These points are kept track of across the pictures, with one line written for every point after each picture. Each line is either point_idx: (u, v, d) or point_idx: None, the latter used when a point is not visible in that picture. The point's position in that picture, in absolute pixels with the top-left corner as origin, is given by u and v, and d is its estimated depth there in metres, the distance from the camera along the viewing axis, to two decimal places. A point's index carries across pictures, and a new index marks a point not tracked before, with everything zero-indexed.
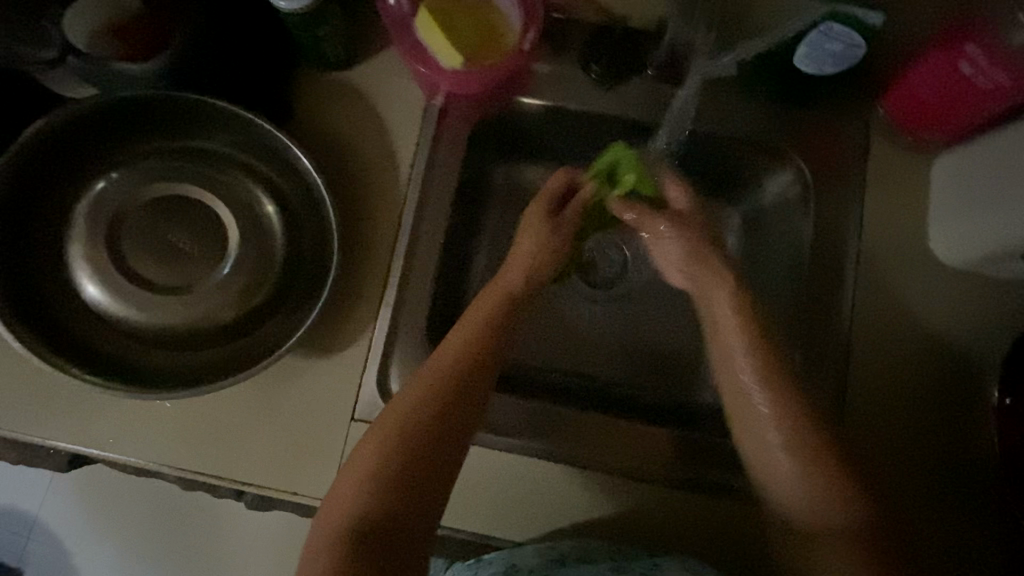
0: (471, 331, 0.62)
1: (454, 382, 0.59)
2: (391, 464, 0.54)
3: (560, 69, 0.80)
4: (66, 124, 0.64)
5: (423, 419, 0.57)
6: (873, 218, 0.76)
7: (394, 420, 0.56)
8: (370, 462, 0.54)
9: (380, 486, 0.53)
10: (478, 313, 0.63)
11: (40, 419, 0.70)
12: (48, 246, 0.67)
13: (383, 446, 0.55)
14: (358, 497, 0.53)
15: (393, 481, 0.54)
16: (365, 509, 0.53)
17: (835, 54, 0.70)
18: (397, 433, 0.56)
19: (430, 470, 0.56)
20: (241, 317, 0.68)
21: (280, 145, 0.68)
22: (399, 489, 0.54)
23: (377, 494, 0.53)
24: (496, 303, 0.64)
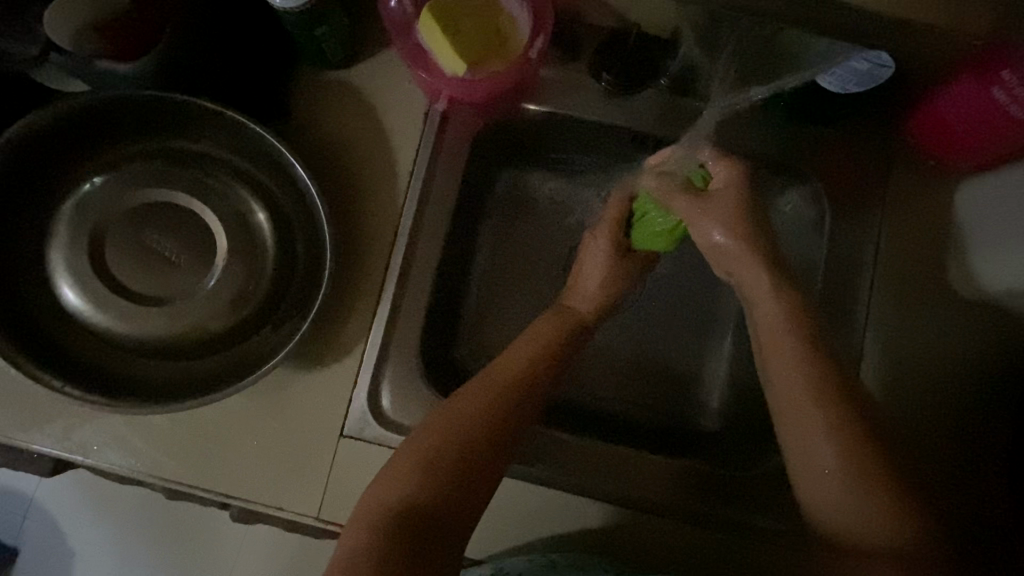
0: (519, 359, 0.65)
1: (508, 395, 0.62)
2: (440, 461, 0.58)
3: (568, 75, 0.76)
4: (49, 123, 0.61)
5: (467, 432, 0.59)
6: (888, 245, 0.73)
7: (447, 421, 0.60)
8: (421, 454, 0.58)
9: (425, 476, 0.57)
10: (531, 343, 0.67)
11: (22, 423, 0.69)
12: (30, 248, 0.64)
13: (433, 439, 0.58)
14: (407, 483, 0.56)
15: (439, 477, 0.57)
16: (410, 492, 0.56)
17: (859, 73, 0.65)
18: (449, 434, 0.59)
19: (473, 476, 0.58)
20: (231, 328, 0.66)
21: (274, 150, 0.65)
22: (442, 484, 0.57)
23: (422, 485, 0.56)
24: (545, 334, 0.68)
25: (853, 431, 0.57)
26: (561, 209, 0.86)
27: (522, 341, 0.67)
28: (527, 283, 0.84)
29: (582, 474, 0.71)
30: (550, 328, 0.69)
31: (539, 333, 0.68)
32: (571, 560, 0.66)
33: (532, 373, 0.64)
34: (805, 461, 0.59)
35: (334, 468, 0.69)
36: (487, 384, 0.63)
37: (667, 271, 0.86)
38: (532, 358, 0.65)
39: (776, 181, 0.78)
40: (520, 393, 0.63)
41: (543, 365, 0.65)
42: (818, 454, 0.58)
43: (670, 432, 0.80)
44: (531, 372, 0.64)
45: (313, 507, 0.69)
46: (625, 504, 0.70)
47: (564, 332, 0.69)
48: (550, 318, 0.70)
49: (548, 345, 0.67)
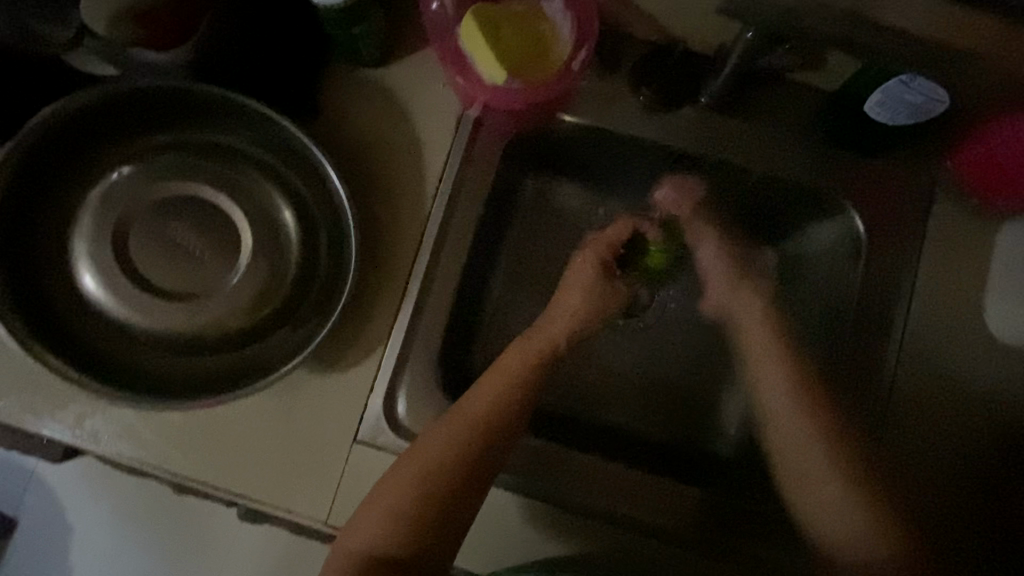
0: (483, 399, 0.64)
1: (468, 439, 0.62)
2: (403, 515, 0.59)
3: (607, 86, 0.74)
4: (80, 108, 0.60)
5: (433, 479, 0.60)
6: (923, 282, 0.71)
7: (412, 473, 0.60)
8: (386, 507, 0.59)
9: (396, 529, 0.59)
10: (491, 384, 0.66)
11: (35, 408, 0.68)
12: (53, 233, 0.63)
13: (399, 494, 0.60)
14: (369, 539, 0.59)
15: (404, 526, 0.59)
16: (382, 545, 0.58)
17: (910, 106, 0.65)
18: (404, 490, 0.60)
19: (441, 522, 0.60)
20: (251, 328, 0.65)
21: (305, 149, 0.64)
22: (409, 533, 0.59)
23: (391, 536, 0.59)
24: (509, 374, 0.66)
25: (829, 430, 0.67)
26: (588, 222, 0.84)
27: (486, 378, 0.66)
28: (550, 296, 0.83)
29: (592, 497, 0.69)
30: (520, 359, 0.68)
31: (500, 374, 0.66)
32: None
33: (494, 412, 0.64)
34: (802, 462, 0.67)
35: (345, 473, 0.68)
36: (445, 432, 0.63)
37: (691, 291, 0.84)
38: (494, 399, 0.65)
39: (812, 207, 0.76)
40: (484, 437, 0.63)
41: (507, 401, 0.65)
42: (825, 494, 0.66)
43: (685, 457, 0.79)
44: (495, 414, 0.64)
45: (322, 512, 0.68)
46: (635, 526, 0.69)
47: (532, 366, 0.68)
48: (520, 350, 0.69)
49: (513, 382, 0.66)
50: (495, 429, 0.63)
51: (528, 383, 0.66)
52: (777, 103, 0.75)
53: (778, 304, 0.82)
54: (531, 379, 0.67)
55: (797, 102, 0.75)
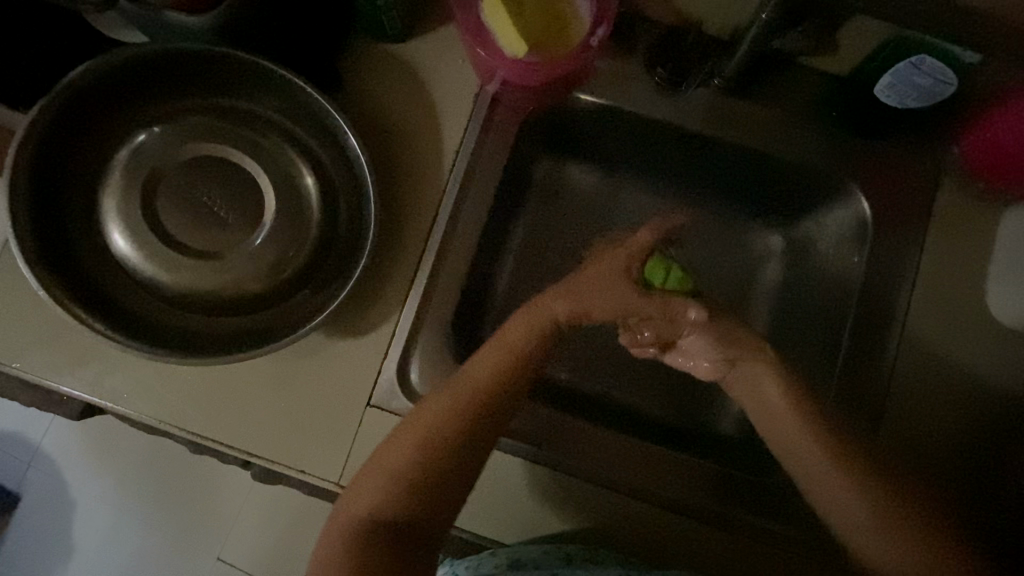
0: (485, 368, 0.63)
1: (468, 409, 0.61)
2: (404, 482, 0.59)
3: (623, 66, 0.76)
4: (113, 68, 0.62)
5: (433, 445, 0.60)
6: (929, 264, 0.72)
7: (413, 438, 0.60)
8: (387, 473, 0.59)
9: (394, 492, 0.59)
10: (490, 356, 0.64)
11: (56, 364, 0.69)
12: (82, 191, 0.65)
13: (399, 458, 0.60)
14: (369, 501, 0.59)
15: (403, 493, 0.59)
16: (382, 506, 0.59)
17: (920, 89, 0.67)
18: (405, 454, 0.60)
19: (442, 490, 0.60)
20: (270, 289, 0.67)
21: (328, 116, 0.65)
22: (411, 499, 0.59)
23: (393, 501, 0.59)
24: (512, 348, 0.64)
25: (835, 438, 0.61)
26: (598, 203, 0.87)
27: (490, 347, 0.65)
28: (560, 273, 0.84)
29: (595, 467, 0.70)
30: (523, 331, 0.65)
31: (500, 349, 0.64)
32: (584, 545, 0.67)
33: (496, 382, 0.63)
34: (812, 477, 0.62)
35: (357, 435, 0.69)
36: (444, 403, 0.61)
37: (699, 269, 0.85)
38: (496, 369, 0.63)
39: (820, 189, 0.77)
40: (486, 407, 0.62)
41: (510, 372, 0.63)
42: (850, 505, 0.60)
43: (689, 433, 0.80)
44: (497, 384, 0.63)
45: (334, 473, 0.69)
46: (639, 496, 0.70)
47: (537, 339, 0.65)
48: (524, 318, 0.66)
49: (517, 352, 0.64)
50: (495, 401, 0.62)
51: (530, 359, 0.64)
52: (787, 87, 0.77)
53: (783, 286, 0.84)
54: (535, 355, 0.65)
55: (807, 86, 0.77)
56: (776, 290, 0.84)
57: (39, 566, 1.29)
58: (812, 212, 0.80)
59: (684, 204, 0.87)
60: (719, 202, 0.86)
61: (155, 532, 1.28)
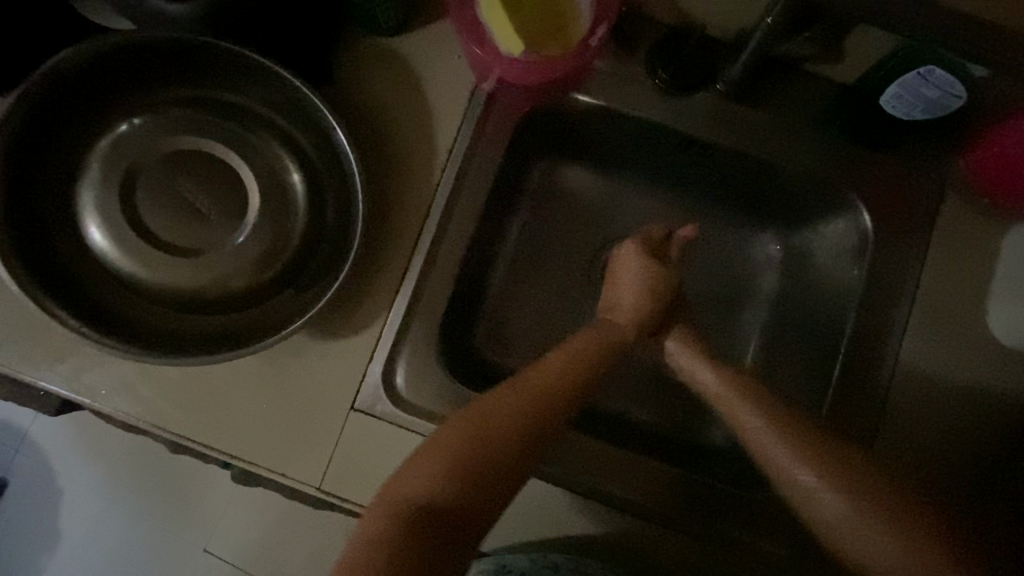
0: (554, 370, 0.63)
1: (539, 407, 0.60)
2: (462, 469, 0.56)
3: (622, 67, 0.74)
4: (94, 56, 0.60)
5: (495, 436, 0.58)
6: (930, 281, 0.70)
7: (474, 425, 0.58)
8: (439, 456, 0.56)
9: (446, 479, 0.55)
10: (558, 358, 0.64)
11: (31, 358, 0.67)
12: (61, 182, 0.63)
13: (456, 442, 0.57)
14: (418, 485, 0.55)
15: (458, 481, 0.56)
16: (429, 492, 0.55)
17: (927, 100, 0.65)
18: (463, 438, 0.57)
19: (495, 485, 0.57)
20: (254, 288, 0.65)
21: (317, 112, 0.63)
22: (462, 485, 0.56)
23: (444, 482, 0.55)
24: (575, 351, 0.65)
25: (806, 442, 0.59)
26: (595, 206, 0.85)
27: (559, 351, 0.65)
28: (553, 277, 0.83)
29: (578, 475, 0.68)
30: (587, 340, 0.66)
31: (566, 353, 0.65)
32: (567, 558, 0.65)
33: (566, 386, 0.62)
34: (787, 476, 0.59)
35: (339, 438, 0.68)
36: (511, 397, 0.60)
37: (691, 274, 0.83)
38: (564, 372, 0.63)
39: (822, 199, 0.75)
40: (554, 409, 0.61)
41: (577, 378, 0.63)
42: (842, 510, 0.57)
43: (679, 445, 0.79)
44: (565, 386, 0.62)
45: (315, 477, 0.67)
46: (624, 508, 0.68)
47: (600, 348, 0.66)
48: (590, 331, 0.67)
49: (584, 359, 0.64)
50: (553, 407, 0.60)
51: (596, 363, 0.65)
52: (791, 94, 0.75)
53: (780, 296, 0.82)
54: (595, 360, 0.65)
55: (811, 93, 0.75)
56: (772, 301, 0.83)
57: (22, 554, 1.27)
58: (812, 222, 0.79)
59: (682, 209, 0.85)
60: (718, 209, 0.84)
61: (140, 524, 1.27)
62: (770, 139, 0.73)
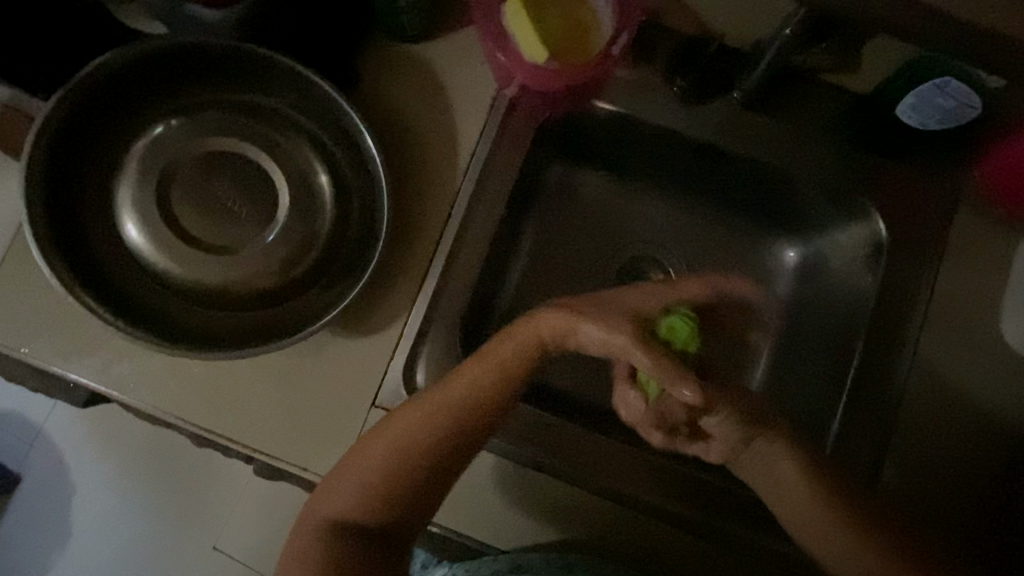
0: (498, 358, 0.62)
1: (479, 394, 0.61)
2: (378, 483, 0.61)
3: (641, 74, 0.75)
4: (133, 59, 0.62)
5: (440, 423, 0.61)
6: (943, 289, 0.71)
7: (421, 414, 0.61)
8: (390, 444, 0.61)
9: (397, 464, 0.61)
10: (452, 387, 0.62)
11: (63, 351, 0.69)
12: (98, 180, 0.65)
13: (406, 430, 0.61)
14: (372, 471, 0.61)
15: (395, 483, 0.61)
16: (383, 476, 0.61)
17: (943, 110, 0.66)
18: (411, 427, 0.61)
19: (401, 510, 0.61)
20: (280, 285, 0.67)
21: (345, 115, 0.65)
22: (414, 470, 0.61)
23: (397, 470, 0.61)
24: (469, 379, 0.62)
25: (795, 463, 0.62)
26: (611, 211, 0.86)
27: (508, 332, 0.63)
28: (569, 279, 0.84)
29: (588, 470, 0.69)
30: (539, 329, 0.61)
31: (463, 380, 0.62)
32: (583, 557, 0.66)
33: (510, 373, 0.62)
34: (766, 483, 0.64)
35: (360, 434, 0.69)
36: (404, 428, 0.61)
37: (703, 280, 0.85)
38: (512, 360, 0.62)
39: (837, 207, 0.76)
40: (500, 395, 0.62)
41: (521, 366, 0.62)
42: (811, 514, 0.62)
43: None
44: (508, 372, 0.62)
45: None
46: (640, 509, 0.69)
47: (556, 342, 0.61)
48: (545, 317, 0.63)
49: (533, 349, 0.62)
50: (495, 392, 0.62)
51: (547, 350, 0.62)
52: (805, 103, 0.76)
53: (794, 303, 0.83)
54: (520, 372, 0.62)
55: (826, 102, 0.76)
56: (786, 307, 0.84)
57: (36, 548, 1.29)
58: (827, 230, 0.80)
59: (696, 214, 0.86)
60: (733, 215, 0.85)
61: (154, 518, 1.28)
62: (786, 146, 0.75)
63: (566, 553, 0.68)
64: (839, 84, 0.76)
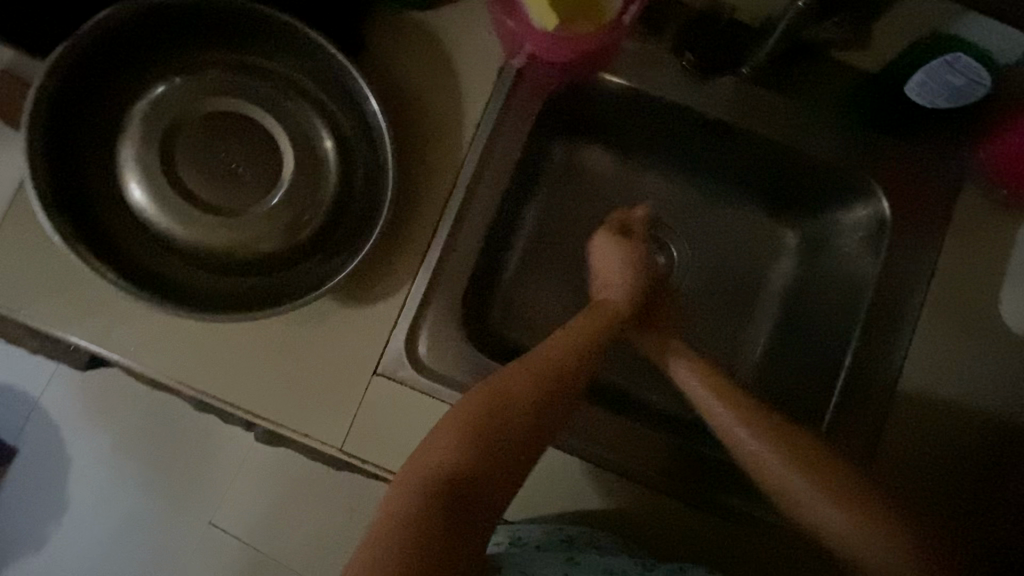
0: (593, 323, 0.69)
1: (580, 351, 0.66)
2: (490, 429, 0.58)
3: (650, 49, 0.75)
4: (136, 16, 0.61)
5: (550, 373, 0.63)
6: (944, 270, 0.71)
7: (530, 366, 0.63)
8: (500, 392, 0.60)
9: (507, 411, 0.59)
10: (529, 371, 0.62)
11: (64, 314, 0.69)
12: (100, 142, 0.64)
13: (515, 379, 0.61)
14: (481, 417, 0.58)
15: (506, 432, 0.59)
16: (492, 425, 0.58)
17: (952, 88, 0.66)
18: (522, 377, 0.62)
19: (509, 462, 0.58)
20: (284, 251, 0.66)
21: (350, 80, 0.65)
22: (524, 421, 0.60)
23: (508, 417, 0.59)
24: (537, 362, 0.63)
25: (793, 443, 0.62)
26: (615, 188, 0.86)
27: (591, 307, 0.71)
28: (571, 255, 0.84)
29: (596, 443, 0.70)
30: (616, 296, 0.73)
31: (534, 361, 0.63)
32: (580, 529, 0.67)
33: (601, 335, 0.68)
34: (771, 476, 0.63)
35: (362, 402, 0.69)
36: (510, 385, 0.61)
37: (704, 257, 0.85)
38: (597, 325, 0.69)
39: (842, 187, 0.76)
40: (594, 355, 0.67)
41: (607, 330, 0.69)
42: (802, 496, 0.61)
43: (688, 425, 0.80)
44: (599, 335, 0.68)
45: (337, 439, 0.69)
46: (637, 482, 0.70)
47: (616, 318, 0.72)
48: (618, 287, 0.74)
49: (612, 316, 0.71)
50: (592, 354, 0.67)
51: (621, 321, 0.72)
52: (814, 80, 0.76)
53: (795, 285, 0.84)
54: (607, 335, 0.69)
55: (835, 81, 0.76)
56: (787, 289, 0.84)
57: (33, 520, 1.29)
58: (830, 210, 0.80)
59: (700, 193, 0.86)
60: (736, 194, 0.85)
61: (151, 491, 1.29)
62: (792, 123, 0.74)
63: (563, 526, 0.68)
64: (848, 62, 0.75)
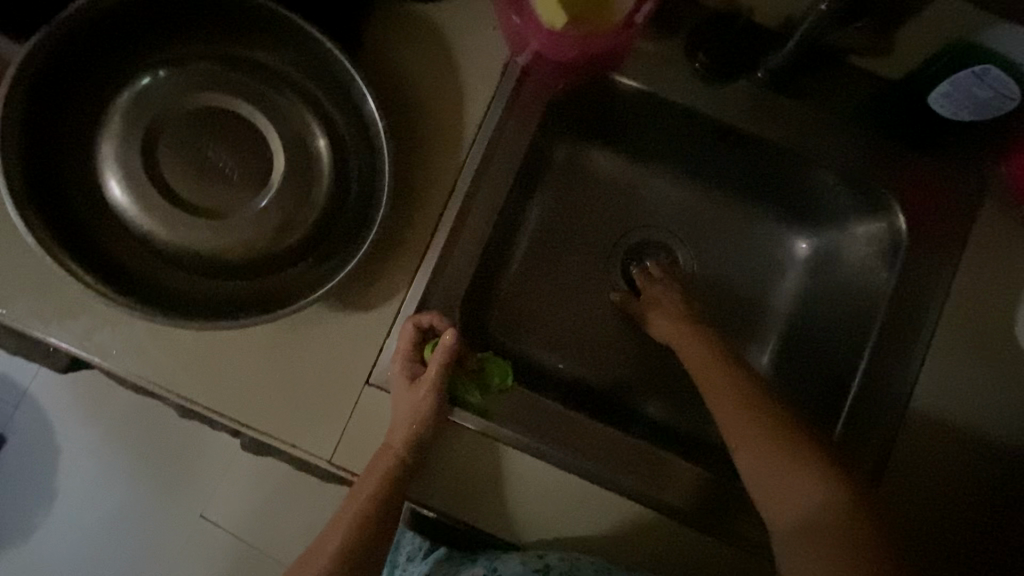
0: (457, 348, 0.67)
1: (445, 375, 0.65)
2: (389, 480, 0.62)
3: (662, 50, 0.71)
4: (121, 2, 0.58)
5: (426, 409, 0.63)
6: (959, 288, 0.68)
7: (409, 413, 0.63)
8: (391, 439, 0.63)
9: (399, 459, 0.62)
10: (366, 482, 0.63)
11: (42, 313, 0.66)
12: (81, 135, 0.61)
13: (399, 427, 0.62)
14: (383, 474, 0.62)
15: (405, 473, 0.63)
16: (392, 477, 0.62)
17: (978, 101, 0.64)
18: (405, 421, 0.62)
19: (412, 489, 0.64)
20: (274, 255, 0.63)
21: (346, 77, 0.61)
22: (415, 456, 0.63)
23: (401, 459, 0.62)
24: (397, 431, 0.63)
25: (796, 467, 0.59)
26: (620, 191, 0.83)
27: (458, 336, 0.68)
28: (573, 261, 0.81)
29: (527, 432, 0.67)
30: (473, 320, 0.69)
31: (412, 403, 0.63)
32: (563, 555, 0.64)
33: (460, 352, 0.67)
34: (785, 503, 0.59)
35: (353, 414, 0.67)
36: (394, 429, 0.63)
37: (708, 268, 0.83)
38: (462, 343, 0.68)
39: (857, 200, 0.74)
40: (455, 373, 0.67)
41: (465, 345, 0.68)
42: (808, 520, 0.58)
43: (688, 440, 0.78)
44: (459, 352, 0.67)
45: (326, 451, 0.66)
46: (634, 500, 0.67)
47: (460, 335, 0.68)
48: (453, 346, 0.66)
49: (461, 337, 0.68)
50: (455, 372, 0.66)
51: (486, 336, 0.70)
52: (834, 87, 0.72)
53: (804, 297, 0.81)
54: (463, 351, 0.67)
55: (854, 87, 0.72)
56: (794, 301, 0.81)
57: (15, 515, 1.25)
58: (843, 223, 0.77)
59: (707, 199, 0.84)
60: (744, 201, 0.83)
61: (137, 487, 1.26)
62: (808, 130, 0.71)
63: (546, 552, 0.65)
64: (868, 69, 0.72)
